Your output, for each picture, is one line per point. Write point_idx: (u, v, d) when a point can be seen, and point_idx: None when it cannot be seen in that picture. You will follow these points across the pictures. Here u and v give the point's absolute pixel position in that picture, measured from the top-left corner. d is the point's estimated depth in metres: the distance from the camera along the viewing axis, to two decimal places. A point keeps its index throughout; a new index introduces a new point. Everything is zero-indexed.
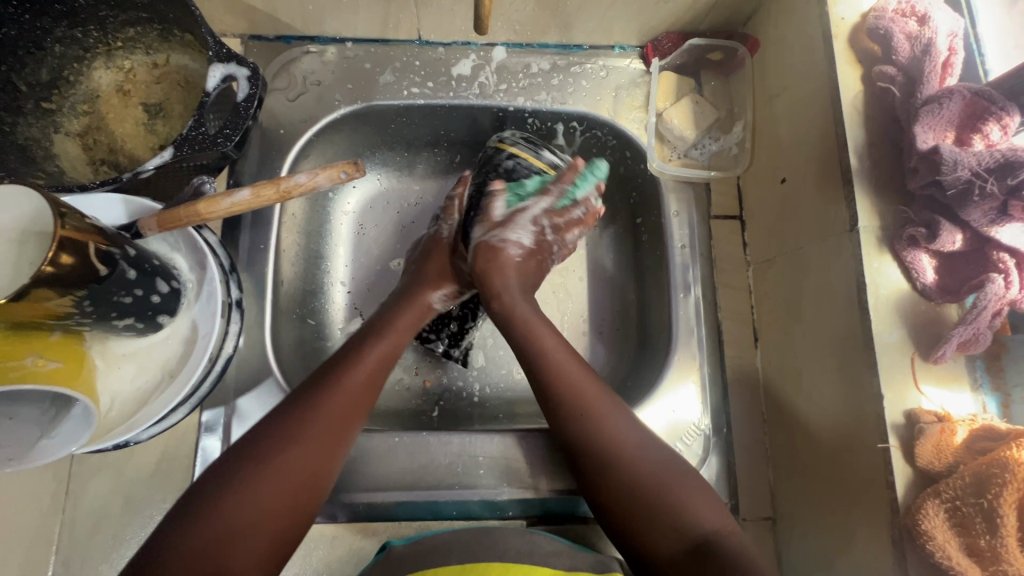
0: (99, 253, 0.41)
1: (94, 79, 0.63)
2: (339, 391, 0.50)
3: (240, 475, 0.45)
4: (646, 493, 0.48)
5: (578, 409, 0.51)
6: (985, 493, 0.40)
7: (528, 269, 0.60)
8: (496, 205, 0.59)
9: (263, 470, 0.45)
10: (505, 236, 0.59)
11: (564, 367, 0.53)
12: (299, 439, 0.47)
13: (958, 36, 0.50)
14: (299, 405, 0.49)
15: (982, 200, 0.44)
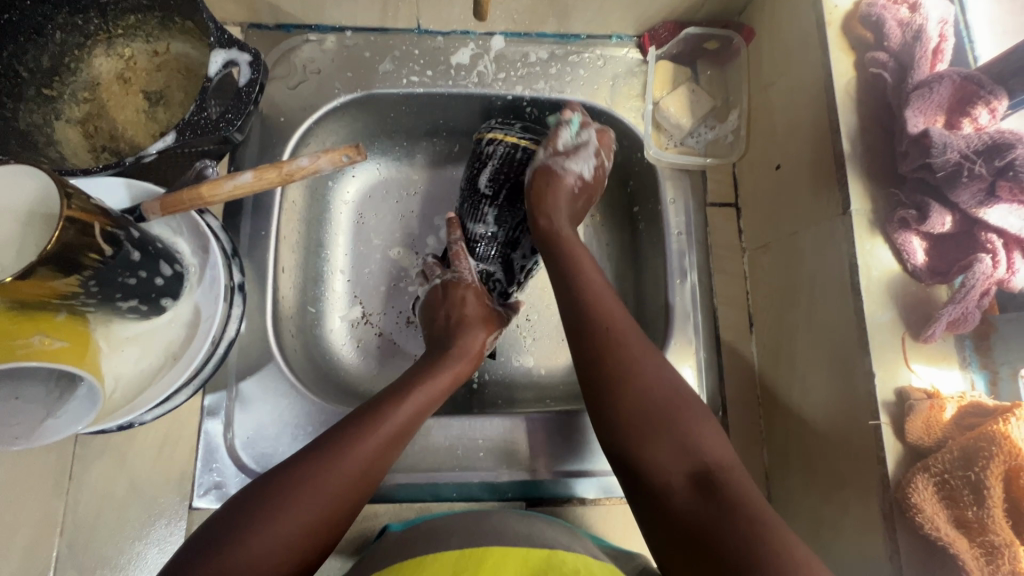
0: (105, 234, 0.42)
1: (93, 66, 0.63)
2: (403, 410, 0.51)
3: (299, 483, 0.44)
4: (662, 434, 0.47)
5: (626, 365, 0.51)
6: (973, 466, 0.42)
7: (581, 205, 0.64)
8: (563, 135, 0.63)
9: (327, 478, 0.45)
10: (569, 164, 0.62)
11: (617, 331, 0.52)
12: (359, 450, 0.47)
13: (948, 23, 0.51)
14: (362, 417, 0.50)
15: (970, 181, 0.45)
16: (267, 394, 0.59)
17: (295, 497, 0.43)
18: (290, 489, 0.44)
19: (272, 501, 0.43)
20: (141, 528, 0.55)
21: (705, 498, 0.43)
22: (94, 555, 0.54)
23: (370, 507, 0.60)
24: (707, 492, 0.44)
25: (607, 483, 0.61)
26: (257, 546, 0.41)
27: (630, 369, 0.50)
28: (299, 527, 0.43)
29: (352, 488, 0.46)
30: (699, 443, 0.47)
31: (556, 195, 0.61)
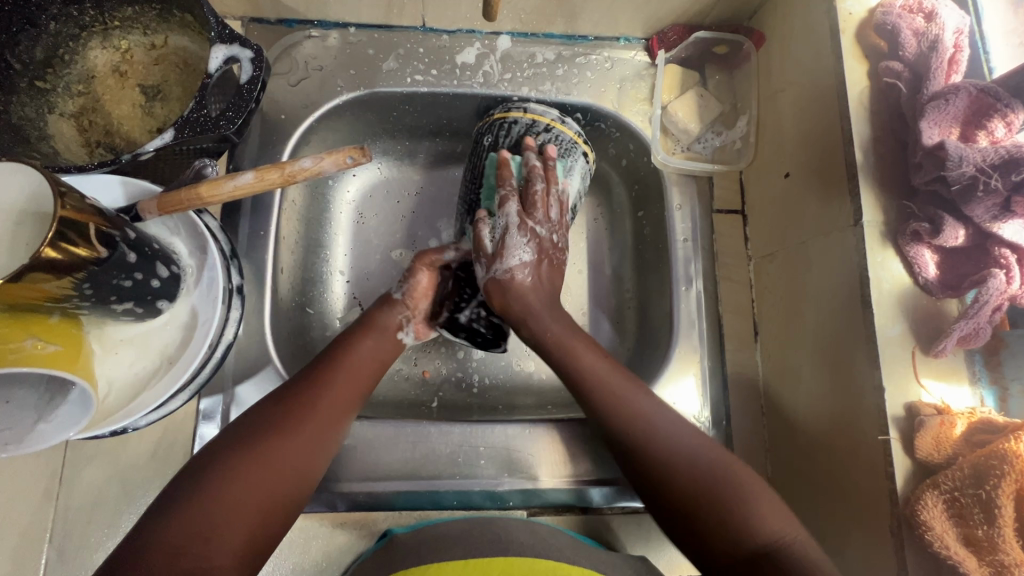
0: (99, 236, 0.41)
1: (89, 59, 0.61)
2: (347, 369, 0.52)
3: (251, 445, 0.44)
4: (709, 486, 0.46)
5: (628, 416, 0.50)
6: (983, 485, 0.41)
7: (545, 281, 0.57)
8: (485, 235, 0.56)
9: (278, 439, 0.45)
10: (507, 265, 0.56)
11: (628, 407, 0.51)
12: (311, 410, 0.48)
13: (965, 33, 0.50)
14: (306, 380, 0.50)
15: (986, 196, 0.45)
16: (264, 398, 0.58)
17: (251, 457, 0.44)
18: (241, 451, 0.44)
19: (229, 460, 0.43)
20: None
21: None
22: (85, 562, 0.53)
23: (368, 514, 0.58)
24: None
25: (610, 492, 0.60)
26: (217, 507, 0.40)
27: (653, 445, 0.49)
28: (256, 488, 0.43)
29: (304, 448, 0.47)
30: (750, 520, 0.44)
31: (523, 301, 0.56)
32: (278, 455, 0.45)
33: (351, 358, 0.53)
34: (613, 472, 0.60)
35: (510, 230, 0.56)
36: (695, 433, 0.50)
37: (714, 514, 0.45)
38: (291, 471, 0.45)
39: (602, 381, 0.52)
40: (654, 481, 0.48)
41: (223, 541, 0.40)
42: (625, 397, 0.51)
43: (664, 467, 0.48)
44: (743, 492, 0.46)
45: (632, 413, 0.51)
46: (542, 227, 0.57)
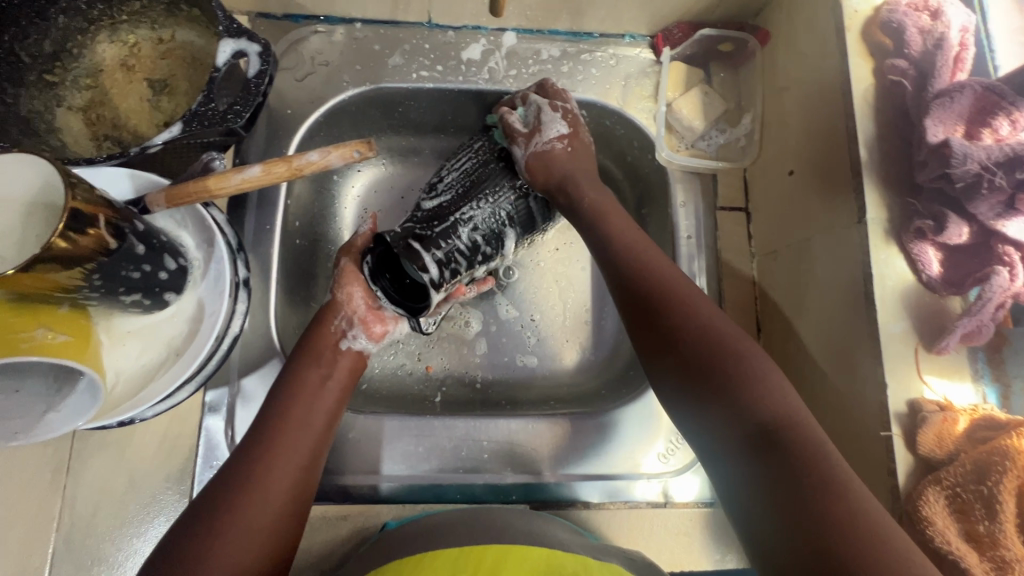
0: (109, 227, 0.41)
1: (97, 53, 0.62)
2: (293, 432, 0.49)
3: (205, 542, 0.41)
4: (720, 361, 0.45)
5: (660, 294, 0.50)
6: (985, 481, 0.42)
7: (582, 146, 0.62)
8: (513, 118, 0.62)
9: (231, 526, 0.42)
10: (547, 137, 0.60)
11: (662, 283, 0.51)
12: (260, 483, 0.45)
13: (970, 32, 0.51)
14: (250, 452, 0.47)
15: (990, 193, 0.45)
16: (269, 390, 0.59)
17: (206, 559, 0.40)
18: (193, 555, 0.40)
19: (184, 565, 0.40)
20: (139, 526, 0.55)
21: (764, 465, 0.40)
22: (91, 553, 0.53)
23: (372, 506, 0.58)
24: (770, 456, 0.40)
25: (612, 487, 0.60)
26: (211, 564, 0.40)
27: (679, 320, 0.48)
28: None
29: (265, 524, 0.44)
30: (756, 401, 0.43)
31: (560, 170, 0.60)
32: (236, 544, 0.42)
33: (294, 414, 0.50)
34: (614, 466, 0.61)
35: (542, 107, 0.61)
36: (720, 318, 0.48)
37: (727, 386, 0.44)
38: (254, 556, 0.42)
39: (635, 266, 0.53)
40: (671, 357, 0.47)
41: None
42: (656, 277, 0.51)
43: (684, 345, 0.47)
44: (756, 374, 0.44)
45: (663, 294, 0.50)
46: (571, 123, 0.62)
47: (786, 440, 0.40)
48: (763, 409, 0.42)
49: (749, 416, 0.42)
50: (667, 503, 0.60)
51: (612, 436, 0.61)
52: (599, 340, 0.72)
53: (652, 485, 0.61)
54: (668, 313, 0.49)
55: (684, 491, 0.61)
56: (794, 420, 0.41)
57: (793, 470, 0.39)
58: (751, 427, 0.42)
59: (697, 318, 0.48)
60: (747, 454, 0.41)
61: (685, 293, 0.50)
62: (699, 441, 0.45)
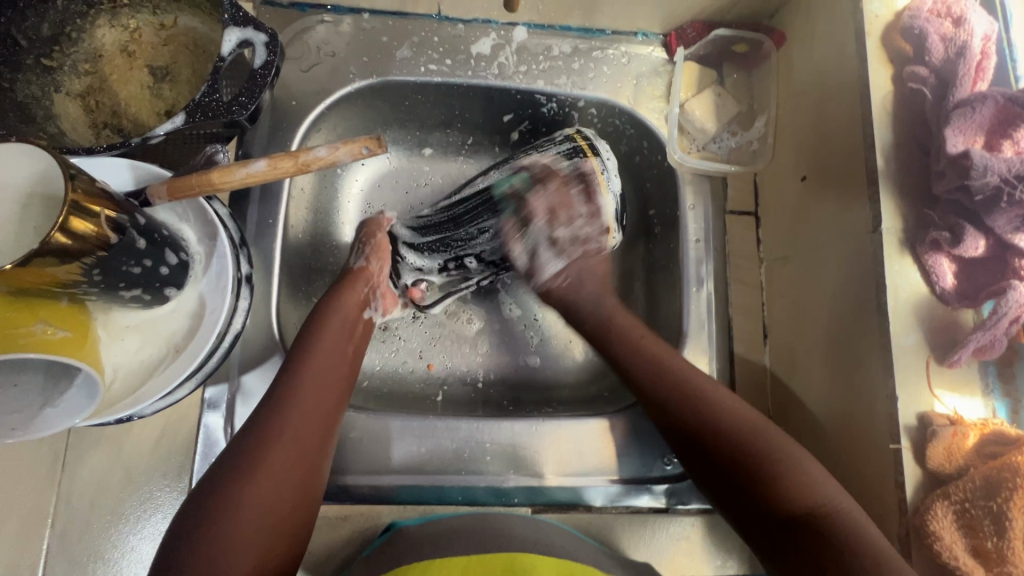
0: (110, 222, 0.40)
1: (97, 37, 0.60)
2: (316, 365, 0.52)
3: (229, 483, 0.43)
4: (748, 454, 0.48)
5: (679, 388, 0.53)
6: (995, 497, 0.42)
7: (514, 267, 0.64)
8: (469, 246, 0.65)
9: (268, 446, 0.46)
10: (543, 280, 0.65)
11: (674, 378, 0.54)
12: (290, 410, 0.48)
13: (992, 40, 0.50)
14: (278, 385, 0.50)
15: (1010, 207, 0.45)
16: None
17: (248, 475, 0.44)
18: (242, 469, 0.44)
19: (232, 483, 0.43)
20: (136, 523, 0.54)
21: (801, 550, 0.43)
22: (86, 549, 0.53)
23: (373, 507, 0.58)
24: (808, 540, 0.44)
25: (614, 491, 0.60)
26: (237, 521, 0.42)
27: (704, 407, 0.52)
28: (261, 512, 0.43)
29: (301, 452, 0.47)
30: (803, 483, 0.46)
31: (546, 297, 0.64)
32: (276, 464, 0.45)
33: (317, 351, 0.53)
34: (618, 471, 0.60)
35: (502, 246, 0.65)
36: (738, 408, 0.51)
37: (757, 477, 0.47)
38: (260, 532, 0.43)
39: (654, 372, 0.55)
40: (699, 441, 0.51)
41: (236, 555, 0.41)
42: (663, 367, 0.55)
43: (709, 446, 0.50)
44: (790, 465, 0.47)
45: (704, 399, 0.52)
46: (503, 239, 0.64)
47: (824, 522, 0.44)
48: (789, 496, 0.46)
49: (783, 503, 0.46)
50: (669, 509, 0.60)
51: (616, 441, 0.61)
52: None
53: (652, 490, 0.60)
54: (692, 414, 0.52)
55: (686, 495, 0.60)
56: (823, 502, 0.45)
57: (832, 550, 0.42)
58: (784, 514, 0.45)
59: (725, 410, 0.51)
60: (778, 540, 0.45)
61: (710, 387, 0.53)
62: (731, 511, 0.49)
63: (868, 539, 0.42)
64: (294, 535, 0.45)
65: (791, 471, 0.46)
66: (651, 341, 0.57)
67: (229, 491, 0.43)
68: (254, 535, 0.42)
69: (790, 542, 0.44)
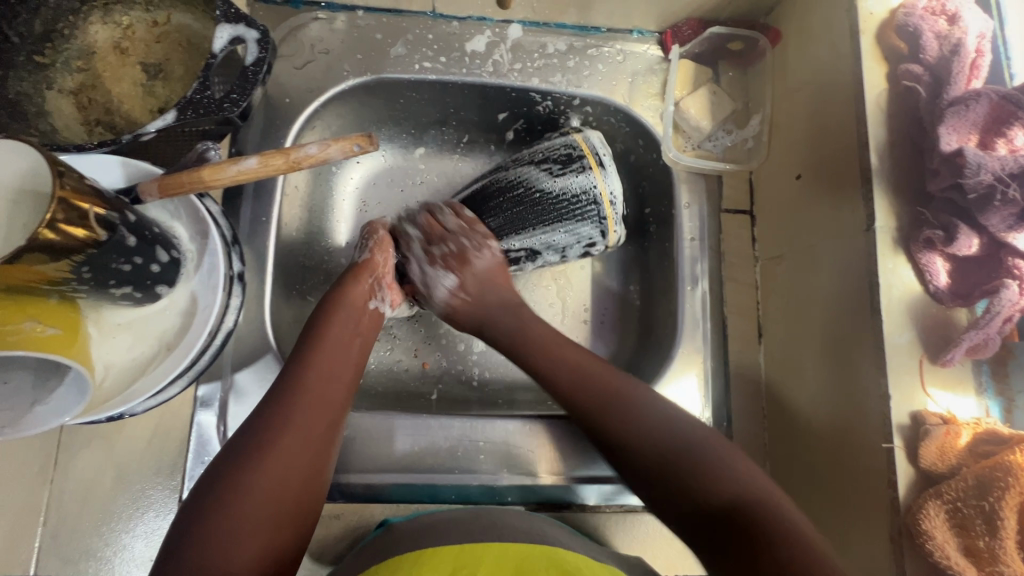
0: (99, 219, 0.40)
1: (90, 34, 0.60)
2: (324, 354, 0.52)
3: (239, 471, 0.42)
4: (669, 457, 0.45)
5: (606, 391, 0.51)
6: (987, 496, 0.41)
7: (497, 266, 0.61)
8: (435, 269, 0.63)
9: (280, 430, 0.45)
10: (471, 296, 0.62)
11: (584, 374, 0.52)
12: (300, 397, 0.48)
13: (987, 38, 0.50)
14: (289, 372, 0.49)
15: (1003, 205, 0.44)
16: (262, 386, 0.57)
17: (259, 458, 0.43)
18: (254, 452, 0.43)
19: (246, 466, 0.42)
20: (129, 520, 0.54)
21: (737, 549, 0.39)
22: (78, 547, 0.53)
23: (366, 505, 0.58)
24: (739, 538, 0.40)
25: (608, 490, 0.60)
26: (242, 511, 0.40)
27: (629, 410, 0.49)
28: (271, 495, 0.42)
29: (312, 437, 0.46)
30: (731, 484, 0.43)
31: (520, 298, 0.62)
32: (286, 448, 0.44)
33: (325, 340, 0.52)
34: (612, 470, 0.60)
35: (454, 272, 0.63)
36: (642, 402, 0.49)
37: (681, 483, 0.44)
38: (267, 524, 0.41)
39: (575, 367, 0.53)
40: (625, 454, 0.47)
41: (242, 545, 0.39)
42: (592, 366, 0.53)
43: (624, 438, 0.48)
44: (711, 470, 0.44)
45: (624, 402, 0.49)
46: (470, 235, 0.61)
47: (750, 520, 0.40)
48: (716, 489, 0.43)
49: (711, 496, 0.42)
50: None
51: None
52: None
53: None
54: (611, 414, 0.49)
55: None
56: (751, 497, 0.42)
57: (767, 548, 0.38)
58: (710, 512, 0.42)
59: (625, 403, 0.49)
60: (715, 536, 0.41)
61: (627, 384, 0.51)
62: (665, 517, 0.45)
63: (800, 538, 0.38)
64: (300, 523, 0.44)
65: (725, 472, 0.44)
66: (557, 341, 0.55)
67: (237, 483, 0.42)
68: (260, 524, 0.41)
69: (727, 544, 0.40)
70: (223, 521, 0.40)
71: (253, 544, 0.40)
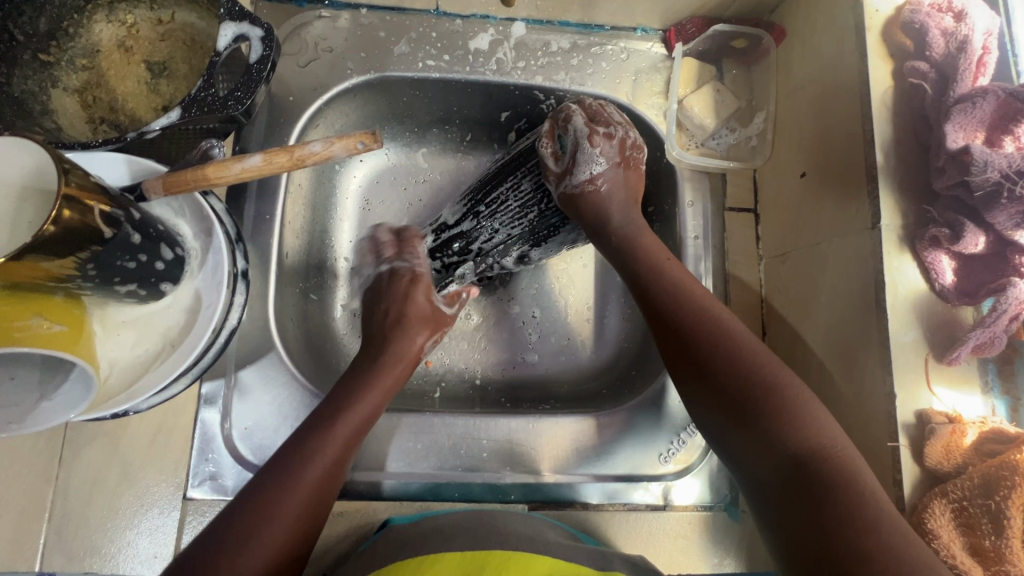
0: (104, 216, 0.40)
1: (94, 33, 0.60)
2: (353, 416, 0.50)
3: (255, 509, 0.42)
4: (768, 390, 0.44)
5: (697, 307, 0.50)
6: (993, 495, 0.42)
7: (621, 184, 0.57)
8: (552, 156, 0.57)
9: (287, 501, 0.43)
10: (579, 178, 0.56)
11: (696, 299, 0.50)
12: (310, 470, 0.45)
13: (993, 35, 0.50)
14: (325, 408, 0.50)
15: (1010, 203, 0.44)
16: (267, 384, 0.58)
17: (257, 534, 0.41)
18: (279, 482, 0.44)
19: (255, 507, 0.42)
20: (133, 518, 0.54)
21: (801, 493, 0.39)
22: (82, 545, 0.53)
23: (370, 503, 0.58)
24: (804, 486, 0.40)
25: (612, 488, 0.60)
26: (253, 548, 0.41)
27: (738, 337, 0.47)
28: (266, 567, 0.41)
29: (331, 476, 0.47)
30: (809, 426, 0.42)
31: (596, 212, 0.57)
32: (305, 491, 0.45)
33: (357, 402, 0.51)
34: (615, 468, 0.60)
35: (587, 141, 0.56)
36: (751, 340, 0.48)
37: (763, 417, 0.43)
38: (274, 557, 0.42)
39: (674, 292, 0.51)
40: (715, 376, 0.46)
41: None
42: (693, 291, 0.51)
43: (718, 372, 0.46)
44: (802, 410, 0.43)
45: (719, 331, 0.48)
46: (614, 156, 0.57)
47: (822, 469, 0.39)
48: (795, 436, 0.41)
49: (782, 442, 0.42)
50: (666, 506, 0.60)
51: (614, 438, 0.61)
52: (600, 340, 0.71)
53: (651, 488, 0.60)
54: (708, 342, 0.47)
55: (684, 492, 0.60)
56: (830, 447, 0.41)
57: (834, 499, 0.38)
58: (783, 450, 0.41)
59: (732, 339, 0.47)
60: (775, 478, 0.41)
61: (725, 316, 0.49)
62: (730, 453, 0.45)
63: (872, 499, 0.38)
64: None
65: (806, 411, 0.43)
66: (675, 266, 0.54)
67: (250, 517, 0.42)
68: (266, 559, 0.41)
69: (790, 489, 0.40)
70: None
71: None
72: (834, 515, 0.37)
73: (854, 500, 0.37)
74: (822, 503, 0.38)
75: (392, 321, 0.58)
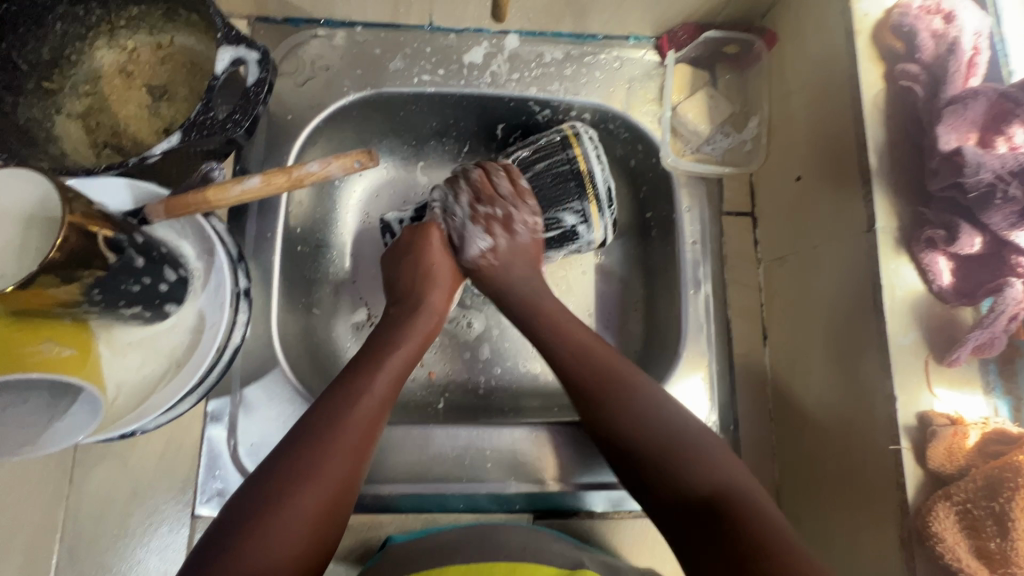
0: (107, 241, 0.41)
1: (96, 59, 0.62)
2: (386, 372, 0.53)
3: (291, 473, 0.44)
4: (671, 441, 0.48)
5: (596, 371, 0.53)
6: (997, 496, 0.41)
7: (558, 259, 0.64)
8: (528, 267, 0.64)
9: (329, 451, 0.46)
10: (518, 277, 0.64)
11: (597, 354, 0.54)
12: (351, 422, 0.48)
13: (983, 36, 0.50)
14: (348, 375, 0.51)
15: (1004, 203, 0.44)
16: (271, 400, 0.58)
17: (298, 488, 0.43)
18: (310, 444, 0.46)
19: (289, 474, 0.44)
20: (143, 536, 0.55)
21: (706, 532, 0.42)
22: (93, 564, 0.54)
23: (375, 517, 0.58)
24: (712, 527, 0.42)
25: (616, 496, 0.60)
26: (291, 513, 0.42)
27: (625, 392, 0.51)
28: (310, 513, 0.43)
29: (359, 443, 0.48)
30: (708, 470, 0.45)
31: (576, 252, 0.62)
32: (339, 455, 0.46)
33: (388, 361, 0.54)
34: (619, 476, 0.60)
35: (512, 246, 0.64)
36: (657, 395, 0.51)
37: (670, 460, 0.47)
38: (315, 519, 0.43)
39: (576, 352, 0.55)
40: (612, 430, 0.50)
41: (285, 535, 0.42)
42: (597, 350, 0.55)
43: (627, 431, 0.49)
44: (707, 461, 0.46)
45: (629, 397, 0.51)
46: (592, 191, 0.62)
47: (725, 507, 0.43)
48: (696, 481, 0.45)
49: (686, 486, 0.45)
50: None
51: None
52: None
53: None
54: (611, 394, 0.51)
55: None
56: (736, 493, 0.44)
57: (738, 537, 0.40)
58: (693, 501, 0.44)
59: (645, 404, 0.50)
60: (688, 519, 0.44)
61: (633, 373, 0.53)
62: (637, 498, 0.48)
63: (772, 528, 0.41)
64: (327, 542, 0.44)
65: (697, 456, 0.46)
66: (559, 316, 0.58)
67: (286, 480, 0.44)
68: (306, 523, 0.43)
69: (694, 527, 0.43)
70: (260, 539, 0.41)
71: (286, 558, 0.41)
72: (742, 544, 0.40)
73: (759, 538, 0.40)
74: (738, 547, 0.40)
75: (416, 277, 0.61)
